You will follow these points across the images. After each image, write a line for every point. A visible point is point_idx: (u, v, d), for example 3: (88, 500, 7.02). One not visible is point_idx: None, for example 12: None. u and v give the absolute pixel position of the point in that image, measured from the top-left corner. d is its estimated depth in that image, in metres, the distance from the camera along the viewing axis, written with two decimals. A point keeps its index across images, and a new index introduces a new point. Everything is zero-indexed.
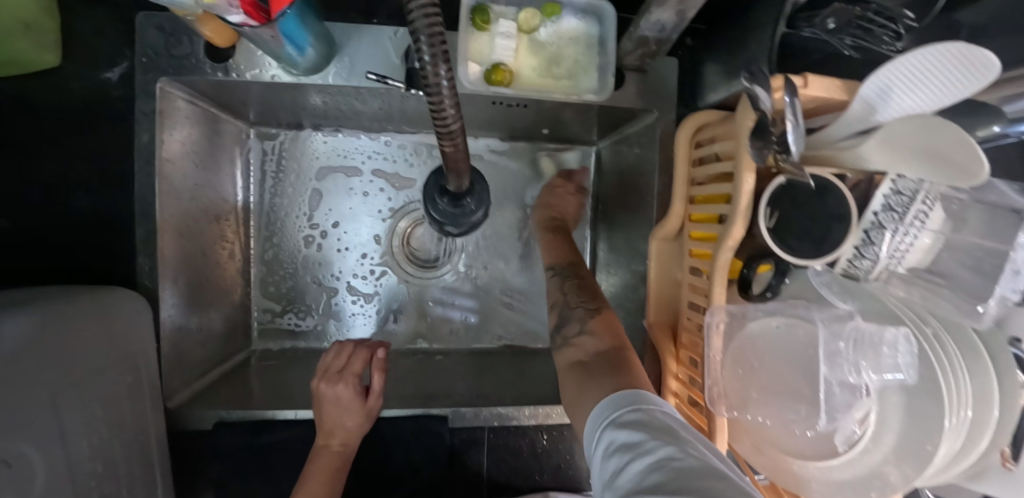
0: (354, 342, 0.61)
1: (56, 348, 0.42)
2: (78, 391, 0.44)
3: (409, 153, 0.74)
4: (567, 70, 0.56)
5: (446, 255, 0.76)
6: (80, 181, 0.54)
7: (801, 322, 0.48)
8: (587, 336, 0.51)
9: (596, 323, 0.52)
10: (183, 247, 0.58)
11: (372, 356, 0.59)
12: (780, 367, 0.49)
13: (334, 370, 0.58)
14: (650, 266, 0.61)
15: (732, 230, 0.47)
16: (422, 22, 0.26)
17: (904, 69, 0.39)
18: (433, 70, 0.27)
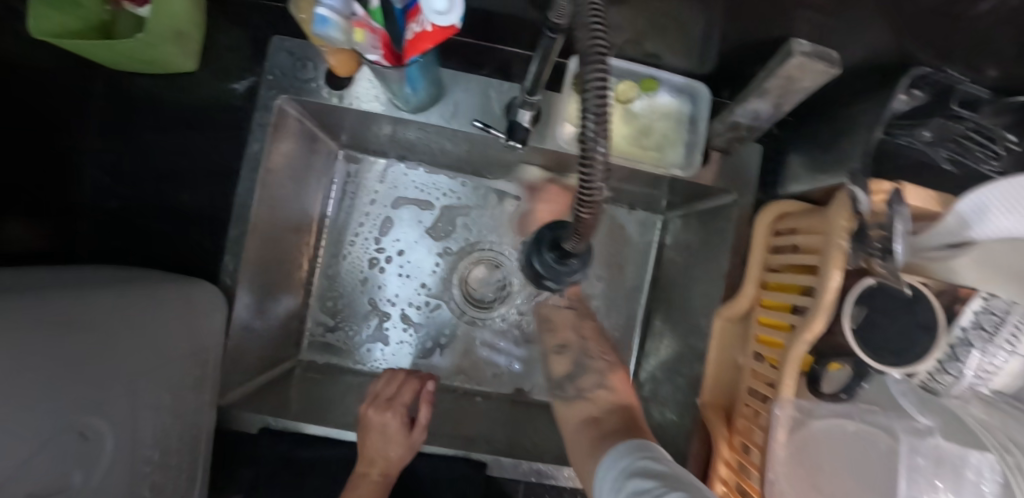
0: (405, 373, 0.63)
1: (146, 331, 0.44)
2: (153, 375, 0.45)
3: (480, 194, 0.77)
4: (655, 142, 0.59)
5: (499, 299, 0.76)
6: (187, 176, 0.58)
7: (881, 431, 0.46)
8: (605, 389, 0.52)
9: (614, 378, 0.54)
10: (264, 250, 0.61)
11: (421, 389, 0.61)
12: (847, 475, 0.46)
13: (383, 398, 0.59)
14: (711, 344, 0.60)
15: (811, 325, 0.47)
16: (593, 89, 0.25)
17: (1004, 192, 0.42)
18: (593, 140, 0.26)
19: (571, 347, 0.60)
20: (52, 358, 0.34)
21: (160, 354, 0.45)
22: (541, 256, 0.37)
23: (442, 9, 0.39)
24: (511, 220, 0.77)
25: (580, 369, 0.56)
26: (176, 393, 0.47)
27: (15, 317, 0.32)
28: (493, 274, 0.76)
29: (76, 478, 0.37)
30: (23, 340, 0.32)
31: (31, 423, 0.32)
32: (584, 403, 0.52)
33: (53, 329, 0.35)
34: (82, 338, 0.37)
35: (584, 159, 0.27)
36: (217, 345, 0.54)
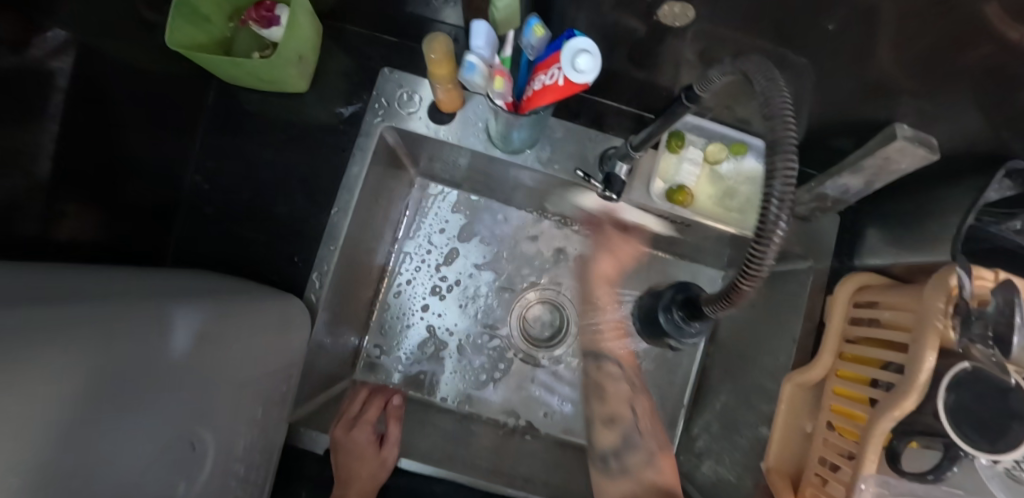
0: (370, 391, 0.67)
1: (249, 343, 0.45)
2: (249, 385, 0.45)
3: (547, 233, 0.78)
4: (738, 205, 0.60)
5: (557, 340, 0.77)
6: (284, 191, 0.60)
7: None
8: (652, 470, 0.59)
9: (664, 460, 0.60)
10: (346, 269, 0.62)
11: (387, 404, 0.66)
12: None
13: (350, 418, 0.64)
14: (778, 407, 0.60)
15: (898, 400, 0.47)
16: (780, 170, 0.27)
17: None
18: (774, 217, 0.27)
19: (620, 419, 0.64)
20: (163, 368, 0.35)
21: (257, 367, 0.46)
22: (667, 313, 0.41)
23: (581, 69, 0.41)
24: (575, 262, 0.78)
25: (627, 445, 0.61)
26: (264, 406, 0.48)
27: (137, 327, 0.33)
28: (552, 313, 0.77)
29: (178, 487, 0.37)
30: (139, 352, 0.33)
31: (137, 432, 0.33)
32: (629, 480, 0.58)
33: (169, 339, 0.36)
34: (196, 348, 0.38)
35: (759, 235, 0.28)
36: (299, 359, 0.54)
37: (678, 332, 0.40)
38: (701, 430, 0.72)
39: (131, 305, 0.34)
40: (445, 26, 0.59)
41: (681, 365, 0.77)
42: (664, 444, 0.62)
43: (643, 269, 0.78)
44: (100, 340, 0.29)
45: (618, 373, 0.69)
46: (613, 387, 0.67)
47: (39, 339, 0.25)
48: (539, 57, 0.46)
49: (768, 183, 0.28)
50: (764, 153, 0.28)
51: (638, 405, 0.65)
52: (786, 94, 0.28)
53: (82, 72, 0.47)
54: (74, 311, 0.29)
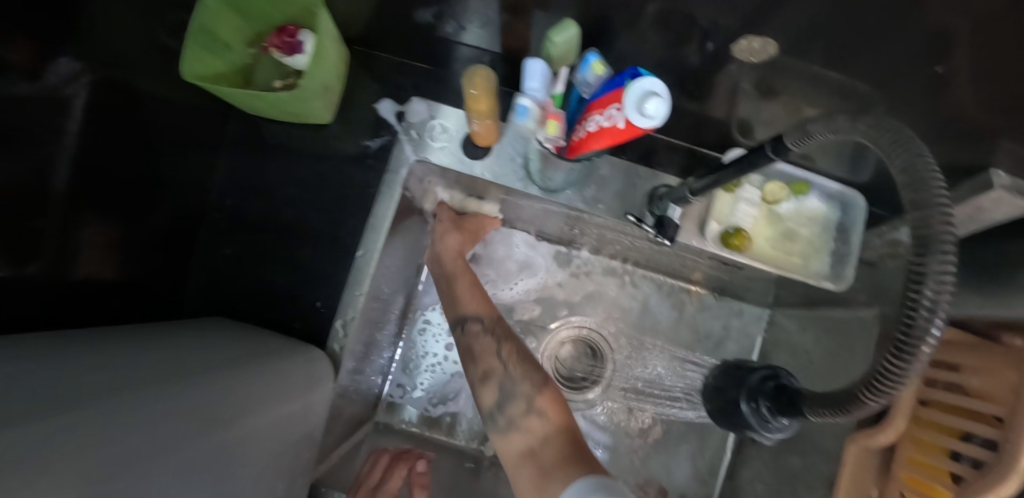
0: (391, 455, 0.59)
1: (269, 414, 0.40)
2: (269, 458, 0.41)
3: (582, 267, 0.73)
4: (799, 248, 0.55)
5: (590, 381, 0.72)
6: (307, 231, 0.56)
7: None
8: (535, 416, 0.49)
9: (543, 400, 0.50)
10: (371, 311, 0.58)
11: (411, 471, 0.57)
12: None
13: (369, 487, 0.55)
14: (841, 471, 0.55)
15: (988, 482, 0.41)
16: (935, 270, 0.23)
17: None
18: (923, 324, 0.24)
19: (493, 372, 0.53)
20: (195, 465, 0.31)
21: (276, 438, 0.42)
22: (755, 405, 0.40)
23: (649, 114, 0.36)
24: (610, 298, 0.73)
25: (507, 394, 0.51)
26: (285, 475, 0.44)
27: (158, 425, 0.29)
28: (585, 351, 0.72)
29: None
30: (168, 453, 0.29)
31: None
32: (519, 432, 0.49)
33: (194, 431, 0.32)
34: (222, 433, 0.34)
35: (903, 342, 0.24)
36: (323, 415, 0.50)
37: (762, 426, 0.39)
38: (746, 483, 0.67)
39: (150, 397, 0.30)
40: (481, 52, 0.55)
41: None
42: (545, 381, 0.51)
43: (684, 307, 0.73)
44: (124, 455, 0.25)
45: (481, 330, 0.56)
46: (482, 344, 0.55)
47: (70, 470, 0.21)
48: (594, 95, 0.42)
49: (915, 277, 0.24)
50: (912, 242, 0.25)
51: (505, 350, 0.54)
52: (939, 175, 0.24)
53: (95, 102, 0.42)
54: (85, 418, 0.24)
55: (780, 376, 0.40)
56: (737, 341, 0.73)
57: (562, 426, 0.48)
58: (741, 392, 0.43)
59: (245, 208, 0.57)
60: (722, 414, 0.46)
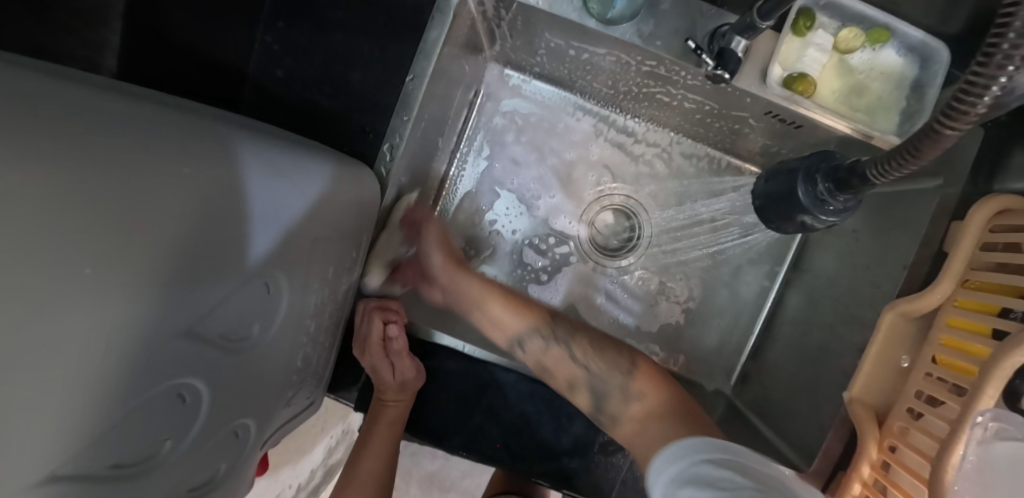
0: (367, 308, 0.50)
1: (328, 201, 0.42)
2: (324, 241, 0.43)
3: (627, 135, 0.71)
4: (865, 105, 0.52)
5: (626, 248, 0.72)
6: (359, 56, 0.56)
7: None
8: (629, 397, 0.46)
9: (640, 381, 0.47)
10: (416, 147, 0.58)
11: (386, 335, 0.49)
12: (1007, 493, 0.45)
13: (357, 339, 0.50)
14: (874, 336, 0.53)
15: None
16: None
17: None
18: (1000, 61, 0.25)
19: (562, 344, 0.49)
20: (244, 203, 0.33)
21: (334, 225, 0.44)
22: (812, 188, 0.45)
23: None
24: (654, 170, 0.71)
25: (598, 380, 0.48)
26: (335, 267, 0.47)
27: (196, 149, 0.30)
28: (622, 221, 0.72)
29: (254, 328, 0.37)
30: (216, 183, 0.30)
31: (219, 265, 0.31)
32: (622, 402, 0.46)
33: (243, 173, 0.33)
34: (274, 186, 0.36)
35: (965, 91, 0.27)
36: (371, 229, 0.52)
37: (815, 205, 0.46)
38: (775, 358, 0.67)
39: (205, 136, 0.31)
40: None
41: (756, 288, 0.71)
42: (631, 363, 0.48)
43: (728, 185, 0.71)
44: (168, 162, 0.27)
45: (541, 342, 0.50)
46: (553, 356, 0.50)
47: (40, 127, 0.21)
48: None
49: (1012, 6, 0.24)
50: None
51: (563, 326, 0.50)
52: None
53: None
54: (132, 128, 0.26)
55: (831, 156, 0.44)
56: None
57: (659, 404, 0.45)
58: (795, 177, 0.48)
59: (298, 31, 0.57)
60: (775, 204, 0.54)
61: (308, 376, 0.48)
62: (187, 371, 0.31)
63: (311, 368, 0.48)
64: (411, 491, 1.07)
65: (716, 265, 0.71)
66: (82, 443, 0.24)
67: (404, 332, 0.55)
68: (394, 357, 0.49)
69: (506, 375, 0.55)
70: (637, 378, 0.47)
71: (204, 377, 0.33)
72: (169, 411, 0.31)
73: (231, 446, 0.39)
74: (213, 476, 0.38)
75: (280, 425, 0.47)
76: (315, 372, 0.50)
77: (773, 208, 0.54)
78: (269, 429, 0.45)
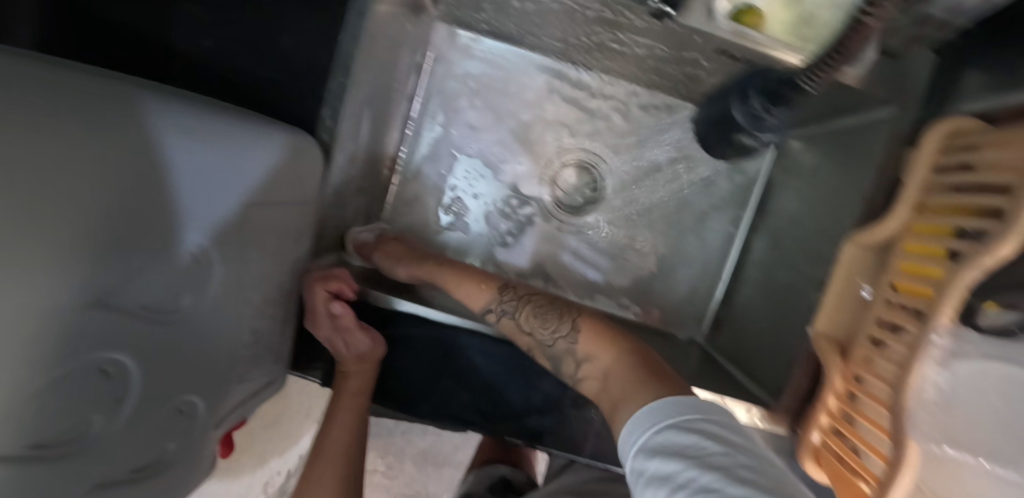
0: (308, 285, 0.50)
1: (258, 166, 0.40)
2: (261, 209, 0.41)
3: (584, 89, 0.69)
4: (817, 34, 0.49)
5: (590, 205, 0.71)
6: (291, 19, 0.53)
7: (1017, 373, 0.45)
8: (587, 361, 0.44)
9: (585, 342, 0.45)
10: (361, 112, 0.56)
11: (332, 312, 0.49)
12: (966, 411, 0.46)
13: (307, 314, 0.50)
14: (835, 269, 0.53)
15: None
16: None
17: None
18: None
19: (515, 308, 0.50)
20: (160, 167, 0.31)
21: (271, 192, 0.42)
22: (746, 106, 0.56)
23: None
24: (613, 124, 0.70)
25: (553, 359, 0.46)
26: (277, 237, 0.45)
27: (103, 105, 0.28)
28: (583, 178, 0.70)
29: (183, 299, 0.35)
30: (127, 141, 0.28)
31: (135, 233, 0.30)
32: (586, 382, 0.43)
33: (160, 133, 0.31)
34: (194, 149, 0.34)
35: None
36: (316, 198, 0.50)
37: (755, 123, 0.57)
38: (743, 302, 0.67)
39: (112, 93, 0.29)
40: None
41: (722, 237, 0.71)
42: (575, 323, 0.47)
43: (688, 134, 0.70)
44: (71, 121, 0.25)
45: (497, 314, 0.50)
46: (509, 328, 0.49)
47: None
48: None
49: None
50: None
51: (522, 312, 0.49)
52: None
53: None
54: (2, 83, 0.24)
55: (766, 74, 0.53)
56: (744, 168, 0.71)
57: (615, 358, 0.43)
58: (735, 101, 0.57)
59: None
60: (715, 127, 0.63)
61: (261, 351, 0.47)
62: (111, 345, 0.29)
63: (263, 345, 0.47)
64: (404, 470, 1.07)
65: (681, 216, 0.71)
66: (15, 415, 0.23)
67: (362, 303, 0.54)
68: (345, 329, 0.49)
69: (470, 338, 0.54)
70: (580, 337, 0.46)
71: (133, 352, 0.31)
72: (95, 389, 0.29)
73: (178, 425, 0.38)
74: (161, 456, 0.37)
75: (236, 404, 0.46)
76: (269, 348, 0.48)
77: (715, 135, 0.64)
78: (223, 408, 0.44)
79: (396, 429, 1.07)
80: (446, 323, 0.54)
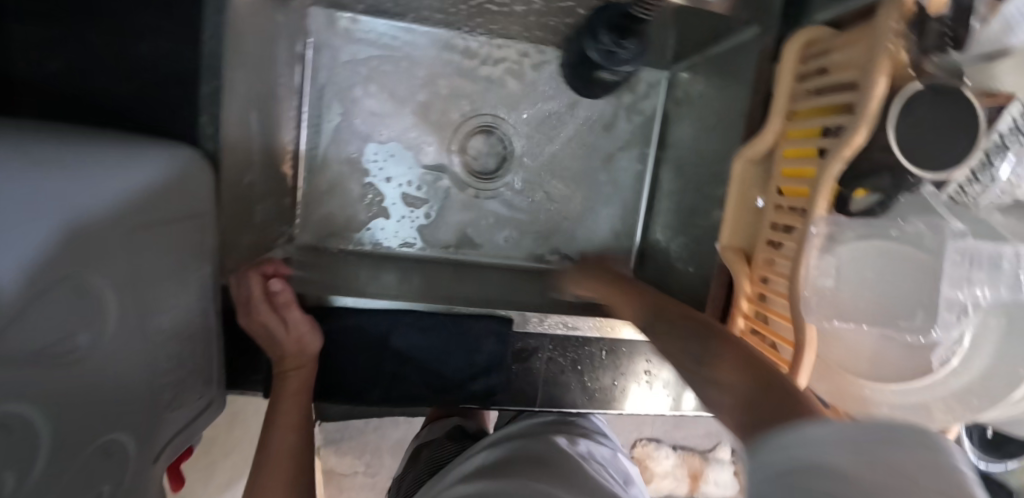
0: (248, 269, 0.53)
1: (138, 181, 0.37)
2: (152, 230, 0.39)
3: (476, 55, 0.69)
4: None
5: (501, 169, 0.72)
6: (139, 20, 0.49)
7: (901, 242, 0.48)
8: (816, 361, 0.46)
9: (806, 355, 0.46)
10: (240, 113, 0.53)
11: (267, 289, 0.52)
12: (857, 287, 0.49)
13: (242, 301, 0.51)
14: (730, 185, 0.58)
15: (915, 103, 0.44)
16: None
17: None
18: None
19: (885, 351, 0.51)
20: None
21: (157, 209, 0.39)
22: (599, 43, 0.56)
23: None
24: (508, 88, 0.70)
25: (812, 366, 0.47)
26: (174, 257, 0.42)
27: None
28: (489, 144, 0.71)
29: (76, 339, 0.31)
30: None
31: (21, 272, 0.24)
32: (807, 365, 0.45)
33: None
34: (41, 183, 0.28)
35: None
36: (210, 211, 0.48)
37: (609, 59, 0.58)
38: (659, 232, 0.72)
39: None
40: None
41: (633, 174, 0.75)
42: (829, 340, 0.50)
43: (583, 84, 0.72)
44: None
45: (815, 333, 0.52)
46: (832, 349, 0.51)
47: None
48: None
49: None
50: None
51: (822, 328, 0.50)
52: None
53: None
54: None
55: (605, 12, 0.54)
56: (642, 107, 0.74)
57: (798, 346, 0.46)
58: (589, 39, 0.58)
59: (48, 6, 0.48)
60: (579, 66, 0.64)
61: (186, 375, 0.45)
62: (18, 396, 0.24)
63: (183, 371, 0.45)
64: (385, 464, 1.09)
65: (591, 163, 0.73)
66: None
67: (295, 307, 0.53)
68: (283, 308, 0.51)
69: (403, 317, 0.54)
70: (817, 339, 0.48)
71: (36, 402, 0.26)
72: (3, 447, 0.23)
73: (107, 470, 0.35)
74: None
75: (169, 437, 0.44)
76: (193, 372, 0.46)
77: (578, 73, 0.65)
78: (157, 443, 0.42)
79: (368, 427, 1.07)
80: (380, 308, 0.55)
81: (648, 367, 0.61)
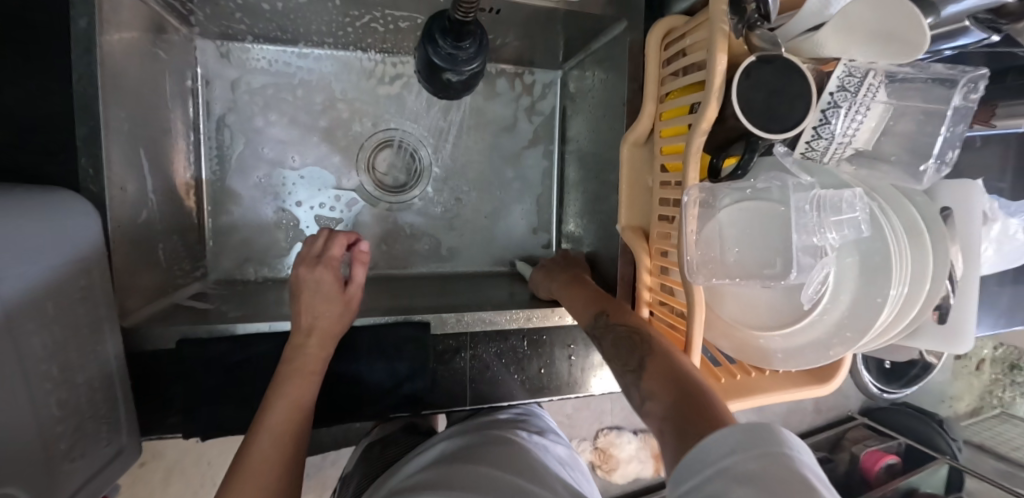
0: (332, 231, 0.59)
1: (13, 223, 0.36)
2: (34, 274, 0.38)
3: (376, 74, 0.73)
4: None
5: (412, 181, 0.77)
6: (8, 68, 0.48)
7: (763, 199, 0.51)
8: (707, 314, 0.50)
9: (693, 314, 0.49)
10: (129, 151, 0.52)
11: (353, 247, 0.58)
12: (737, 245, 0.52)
13: (314, 255, 0.56)
14: (621, 170, 0.62)
15: (754, 74, 0.47)
16: None
17: None
18: None
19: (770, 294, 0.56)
20: None
21: (37, 252, 0.38)
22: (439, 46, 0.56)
23: None
24: (409, 103, 0.75)
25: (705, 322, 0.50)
26: (64, 300, 0.41)
27: None
28: (399, 160, 0.76)
29: None
30: None
31: None
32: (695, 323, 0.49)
33: None
34: None
35: None
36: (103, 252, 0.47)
37: (452, 62, 0.57)
38: (570, 220, 0.77)
39: None
40: None
41: (539, 170, 0.81)
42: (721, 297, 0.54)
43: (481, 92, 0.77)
44: None
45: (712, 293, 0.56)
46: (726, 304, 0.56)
47: None
48: None
49: None
50: None
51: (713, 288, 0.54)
52: None
53: None
54: None
55: (441, 17, 0.54)
56: (539, 107, 0.80)
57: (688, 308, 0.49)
58: (428, 44, 0.56)
59: None
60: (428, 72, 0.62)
61: (85, 421, 0.43)
62: None
63: (87, 416, 0.43)
64: None
65: (496, 164, 0.79)
66: None
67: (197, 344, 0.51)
68: (327, 260, 0.55)
69: None
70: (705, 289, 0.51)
71: None
72: None
73: None
74: None
75: (79, 484, 0.43)
76: (98, 418, 0.45)
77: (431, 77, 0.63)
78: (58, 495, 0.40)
79: (325, 461, 1.05)
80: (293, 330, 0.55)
81: (572, 352, 0.64)
